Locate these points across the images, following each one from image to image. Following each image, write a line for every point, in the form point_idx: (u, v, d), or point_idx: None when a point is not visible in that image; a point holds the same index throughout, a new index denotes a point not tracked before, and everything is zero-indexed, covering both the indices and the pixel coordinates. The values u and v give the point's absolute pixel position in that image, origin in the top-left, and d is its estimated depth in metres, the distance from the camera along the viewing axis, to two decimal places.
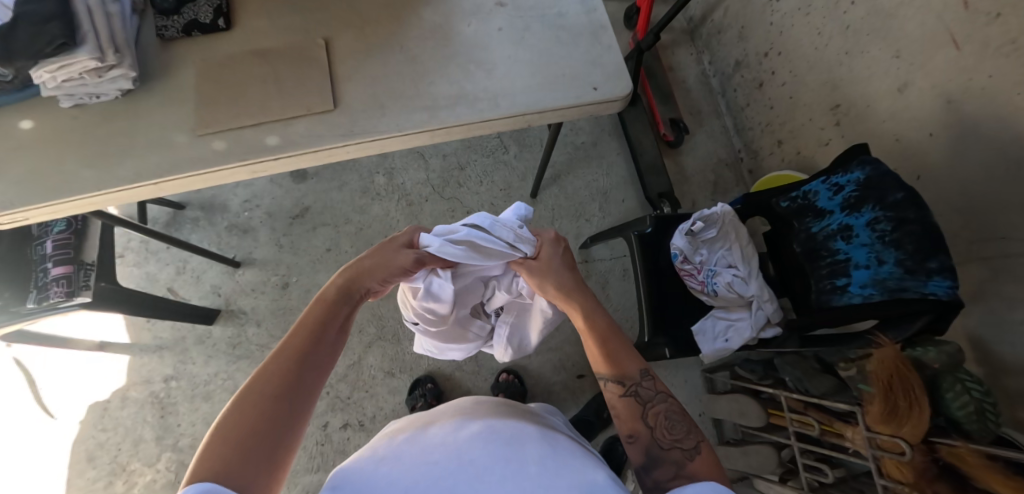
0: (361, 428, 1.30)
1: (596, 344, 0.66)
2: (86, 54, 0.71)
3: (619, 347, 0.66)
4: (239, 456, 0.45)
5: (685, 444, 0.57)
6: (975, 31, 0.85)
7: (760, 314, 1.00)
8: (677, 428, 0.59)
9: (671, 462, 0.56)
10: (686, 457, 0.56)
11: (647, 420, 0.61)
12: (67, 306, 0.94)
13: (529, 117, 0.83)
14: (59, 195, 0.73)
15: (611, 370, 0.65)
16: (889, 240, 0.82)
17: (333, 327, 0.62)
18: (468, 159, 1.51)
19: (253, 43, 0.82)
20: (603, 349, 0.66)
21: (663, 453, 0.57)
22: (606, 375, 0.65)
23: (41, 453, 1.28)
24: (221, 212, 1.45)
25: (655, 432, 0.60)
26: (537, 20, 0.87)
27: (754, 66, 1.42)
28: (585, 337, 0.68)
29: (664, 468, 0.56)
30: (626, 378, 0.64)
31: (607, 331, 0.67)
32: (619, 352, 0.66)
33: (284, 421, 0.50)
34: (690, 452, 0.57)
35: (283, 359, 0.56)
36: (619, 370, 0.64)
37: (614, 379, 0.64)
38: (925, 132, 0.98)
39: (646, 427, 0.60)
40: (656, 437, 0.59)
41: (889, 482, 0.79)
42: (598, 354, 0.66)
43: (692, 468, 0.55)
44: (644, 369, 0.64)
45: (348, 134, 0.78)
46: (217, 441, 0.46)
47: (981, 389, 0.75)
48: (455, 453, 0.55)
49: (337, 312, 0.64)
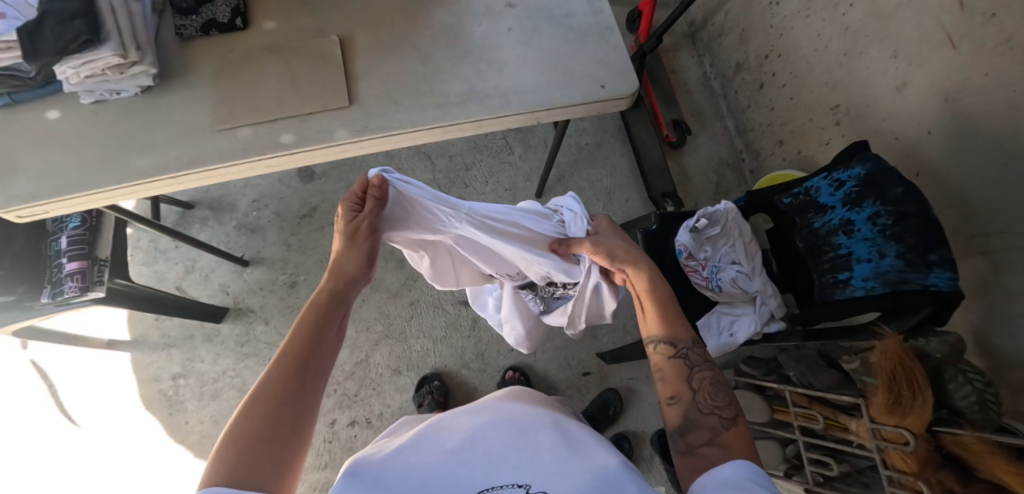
0: (368, 426, 1.31)
1: (653, 306, 0.68)
2: (109, 51, 0.73)
3: (675, 313, 0.67)
4: (242, 465, 0.43)
5: (724, 412, 0.57)
6: (971, 30, 0.87)
7: (764, 310, 1.01)
8: (719, 396, 0.58)
9: (707, 427, 0.56)
10: (722, 425, 0.56)
11: (691, 383, 0.61)
12: (79, 301, 0.96)
13: (538, 115, 0.85)
14: (78, 189, 0.75)
15: (666, 331, 0.65)
16: (889, 233, 0.84)
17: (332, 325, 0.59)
18: (474, 159, 1.54)
19: (269, 42, 0.84)
20: (659, 308, 0.67)
21: (700, 416, 0.57)
22: (657, 335, 0.66)
23: (34, 454, 1.28)
24: (230, 211, 1.46)
25: (696, 396, 0.59)
26: (546, 21, 0.89)
27: (755, 68, 1.45)
28: (642, 300, 0.70)
29: (699, 431, 0.56)
30: (677, 340, 0.64)
31: (668, 294, 0.69)
32: (672, 316, 0.67)
33: (288, 422, 0.48)
34: (727, 422, 0.56)
35: (280, 363, 0.52)
36: (671, 331, 0.65)
37: (666, 340, 0.64)
38: (923, 130, 1.00)
39: (689, 389, 0.60)
40: (697, 400, 0.59)
41: (893, 473, 0.78)
42: (654, 317, 0.67)
43: (726, 437, 0.54)
44: (694, 336, 0.65)
45: (362, 130, 0.80)
46: (224, 456, 0.43)
47: (983, 379, 0.77)
48: (471, 441, 0.56)
49: (333, 313, 0.60)
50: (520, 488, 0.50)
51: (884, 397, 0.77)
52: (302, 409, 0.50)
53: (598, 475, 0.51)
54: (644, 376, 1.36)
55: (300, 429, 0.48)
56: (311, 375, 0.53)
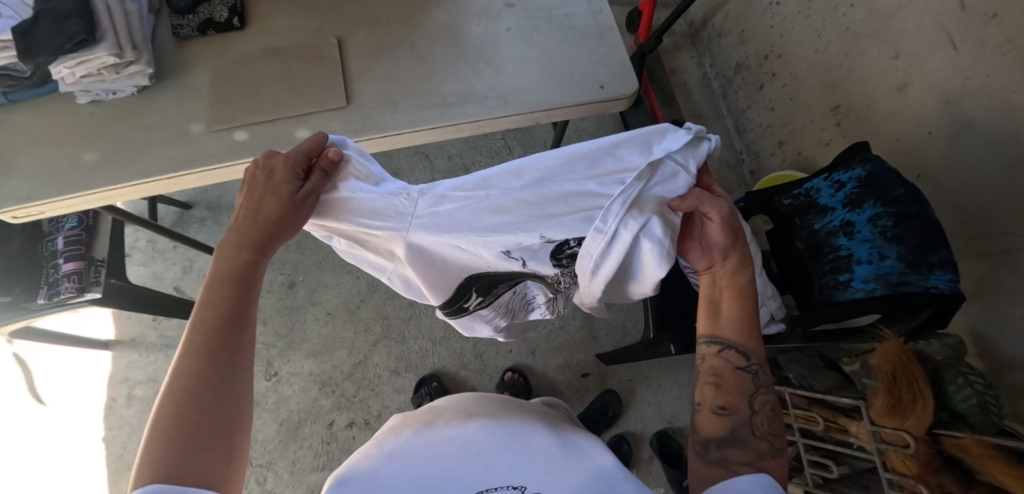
0: (366, 427, 1.30)
1: (739, 310, 0.60)
2: (105, 51, 0.72)
3: (757, 326, 0.60)
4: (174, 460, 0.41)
5: (775, 442, 0.55)
6: (972, 31, 0.87)
7: (765, 311, 0.97)
8: (774, 425, 0.56)
9: (756, 449, 0.54)
10: (771, 454, 0.54)
11: (750, 402, 0.57)
12: (77, 302, 0.95)
13: (536, 115, 0.84)
14: (74, 190, 0.74)
15: (743, 342, 0.59)
16: (890, 235, 0.83)
17: (248, 301, 0.52)
18: (473, 160, 1.53)
19: (267, 43, 0.83)
20: (744, 317, 0.60)
21: (752, 438, 0.55)
22: (732, 341, 0.59)
23: (37, 453, 1.30)
24: (228, 211, 1.46)
25: (753, 416, 0.56)
26: (544, 21, 0.89)
27: (755, 69, 1.44)
28: (728, 298, 0.61)
29: (744, 450, 0.54)
30: (751, 355, 0.59)
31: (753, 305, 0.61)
32: (753, 330, 0.60)
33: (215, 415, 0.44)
34: (774, 451, 0.55)
35: (192, 351, 0.47)
36: (750, 345, 0.59)
37: (741, 351, 0.58)
38: (924, 130, 1.00)
39: (747, 407, 0.57)
40: (754, 421, 0.56)
41: (893, 476, 0.78)
42: (734, 320, 0.60)
43: (771, 466, 0.53)
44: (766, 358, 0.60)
45: (360, 130, 0.79)
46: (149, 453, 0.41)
47: (983, 382, 0.76)
48: (464, 445, 0.56)
49: (245, 287, 0.52)
50: (516, 489, 0.50)
51: (884, 400, 0.77)
52: (229, 404, 0.46)
53: (595, 475, 0.51)
54: (643, 377, 1.36)
55: (236, 417, 0.46)
56: (234, 359, 0.48)
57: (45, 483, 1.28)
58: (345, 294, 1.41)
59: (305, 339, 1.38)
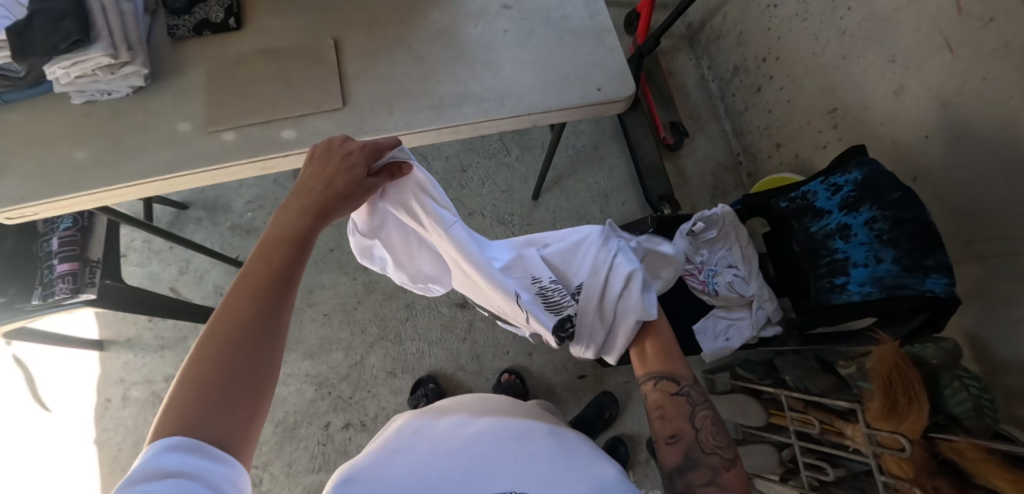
0: (362, 429, 1.30)
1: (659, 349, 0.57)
2: (98, 51, 0.72)
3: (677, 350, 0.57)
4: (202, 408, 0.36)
5: (726, 452, 0.48)
6: (968, 35, 0.86)
7: (760, 313, 1.00)
8: (722, 436, 0.49)
9: (708, 465, 0.47)
10: (724, 465, 0.47)
11: (692, 420, 0.51)
12: (70, 303, 0.94)
13: (533, 117, 0.84)
14: (68, 190, 0.74)
15: (666, 367, 0.54)
16: (886, 238, 0.83)
17: (300, 250, 0.48)
18: (470, 161, 1.53)
19: (263, 43, 0.83)
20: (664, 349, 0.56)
21: (701, 455, 0.48)
22: (657, 371, 0.54)
23: (31, 454, 1.30)
24: (224, 212, 1.46)
25: (699, 434, 0.50)
26: (541, 23, 0.88)
27: (753, 71, 1.44)
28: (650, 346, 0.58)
29: (700, 469, 0.47)
30: (677, 376, 0.53)
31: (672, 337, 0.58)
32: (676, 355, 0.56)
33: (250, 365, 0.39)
34: (729, 463, 0.48)
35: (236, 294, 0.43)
36: (672, 368, 0.54)
37: (667, 376, 0.53)
38: (920, 134, 1.00)
39: (691, 426, 0.50)
40: (700, 439, 0.49)
41: (889, 479, 0.78)
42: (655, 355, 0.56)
43: (728, 478, 0.46)
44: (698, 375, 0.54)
45: (357, 132, 0.79)
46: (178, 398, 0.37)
47: (978, 385, 0.76)
48: (463, 450, 0.55)
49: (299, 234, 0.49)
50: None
51: (880, 402, 0.77)
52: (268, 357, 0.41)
53: (595, 484, 0.50)
54: None
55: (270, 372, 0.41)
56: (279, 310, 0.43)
57: (39, 484, 1.28)
58: (342, 295, 1.41)
59: (302, 340, 1.37)
